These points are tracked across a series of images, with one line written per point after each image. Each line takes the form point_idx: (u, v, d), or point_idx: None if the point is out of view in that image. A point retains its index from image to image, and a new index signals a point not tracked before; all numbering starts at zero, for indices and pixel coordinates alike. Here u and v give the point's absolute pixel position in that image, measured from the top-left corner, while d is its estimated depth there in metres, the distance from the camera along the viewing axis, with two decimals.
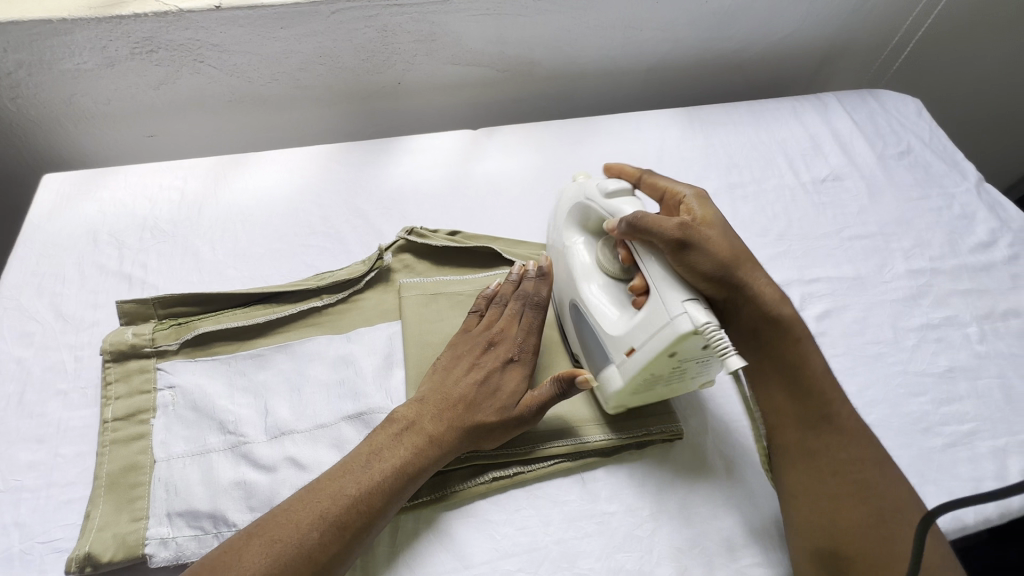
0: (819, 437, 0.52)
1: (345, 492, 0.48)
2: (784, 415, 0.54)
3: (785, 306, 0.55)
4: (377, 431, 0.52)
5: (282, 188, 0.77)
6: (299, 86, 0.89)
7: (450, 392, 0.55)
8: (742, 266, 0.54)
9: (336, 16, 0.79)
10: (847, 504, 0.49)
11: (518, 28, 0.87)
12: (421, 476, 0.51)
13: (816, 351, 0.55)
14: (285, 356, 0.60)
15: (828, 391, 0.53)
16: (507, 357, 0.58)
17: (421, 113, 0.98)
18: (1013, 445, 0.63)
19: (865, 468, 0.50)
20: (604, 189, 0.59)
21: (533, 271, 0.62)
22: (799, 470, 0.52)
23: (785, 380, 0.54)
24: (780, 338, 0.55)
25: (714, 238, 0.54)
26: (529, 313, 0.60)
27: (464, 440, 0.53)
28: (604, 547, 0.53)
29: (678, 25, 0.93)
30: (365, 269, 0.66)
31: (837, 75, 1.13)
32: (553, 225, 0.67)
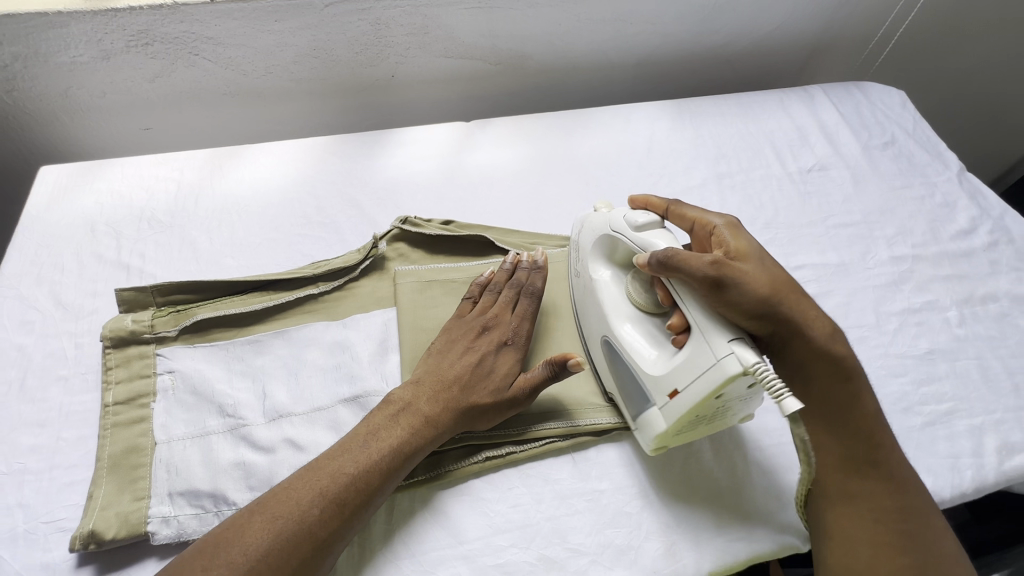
0: (866, 483, 0.51)
1: (344, 470, 0.49)
2: (829, 456, 0.52)
3: (836, 342, 0.53)
4: (375, 414, 0.54)
5: (277, 179, 0.79)
6: (294, 80, 0.90)
7: (445, 374, 0.57)
8: (785, 299, 0.52)
9: (330, 10, 0.80)
10: (889, 554, 0.49)
11: (509, 21, 0.88)
12: (417, 454, 0.52)
13: (867, 390, 0.53)
14: (282, 341, 0.62)
15: (877, 434, 0.52)
16: (501, 341, 0.59)
17: (415, 105, 0.99)
18: (989, 423, 0.65)
19: (907, 515, 0.50)
20: (633, 223, 0.58)
21: (527, 262, 0.64)
22: (842, 517, 0.51)
23: (835, 422, 0.52)
24: (829, 376, 0.52)
25: (753, 271, 0.52)
26: (523, 300, 0.62)
27: (459, 421, 0.55)
28: (593, 523, 0.55)
29: (667, 19, 0.94)
30: (360, 257, 0.68)
31: (824, 68, 1.15)
32: (578, 257, 0.66)
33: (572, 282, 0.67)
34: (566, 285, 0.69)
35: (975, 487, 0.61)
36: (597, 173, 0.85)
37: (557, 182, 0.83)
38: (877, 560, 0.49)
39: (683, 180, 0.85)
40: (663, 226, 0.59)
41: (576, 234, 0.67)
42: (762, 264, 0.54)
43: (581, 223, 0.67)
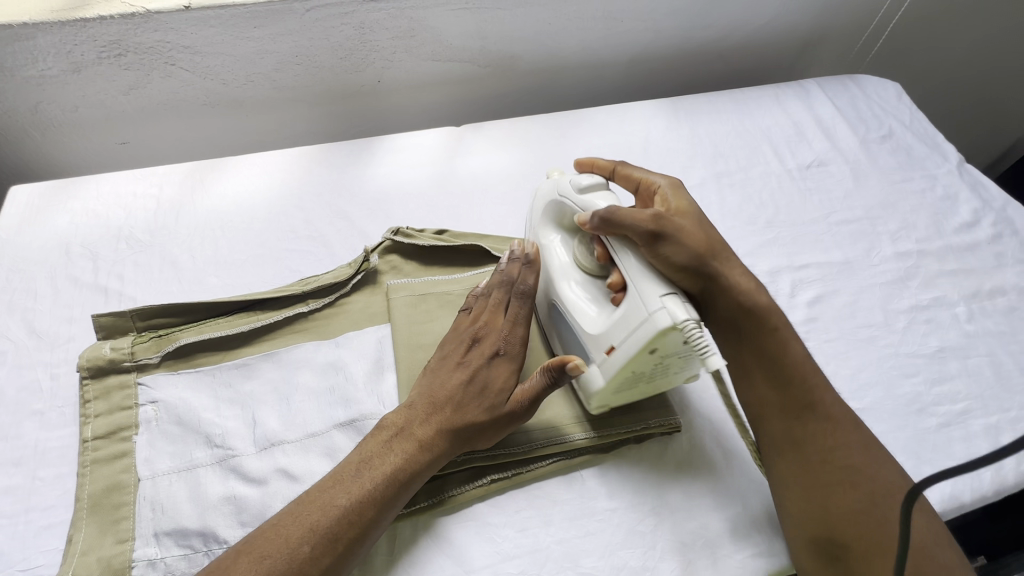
0: (803, 425, 0.52)
1: (336, 502, 0.46)
2: (767, 406, 0.54)
3: (759, 296, 0.55)
4: (368, 439, 0.51)
5: (262, 193, 0.75)
6: (277, 88, 0.87)
7: (438, 392, 0.54)
8: (716, 256, 0.54)
9: (311, 14, 0.77)
10: (839, 491, 0.49)
11: (497, 22, 0.86)
12: (414, 481, 0.49)
13: (794, 336, 0.55)
14: (272, 364, 0.59)
15: (810, 377, 0.53)
16: (492, 353, 0.55)
17: (404, 111, 0.96)
18: (1006, 422, 0.63)
19: (855, 452, 0.50)
20: (577, 184, 0.57)
21: (518, 256, 0.59)
22: (790, 461, 0.51)
23: (767, 371, 0.54)
24: (758, 327, 0.54)
25: (689, 227, 0.53)
26: (515, 302, 0.58)
27: (455, 441, 0.52)
28: (604, 543, 0.53)
29: (659, 16, 0.92)
30: (351, 272, 0.65)
31: (817, 62, 1.13)
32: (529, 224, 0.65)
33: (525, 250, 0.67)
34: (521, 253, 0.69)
35: (996, 489, 0.59)
36: None
37: None
38: (830, 500, 0.49)
39: (680, 181, 0.83)
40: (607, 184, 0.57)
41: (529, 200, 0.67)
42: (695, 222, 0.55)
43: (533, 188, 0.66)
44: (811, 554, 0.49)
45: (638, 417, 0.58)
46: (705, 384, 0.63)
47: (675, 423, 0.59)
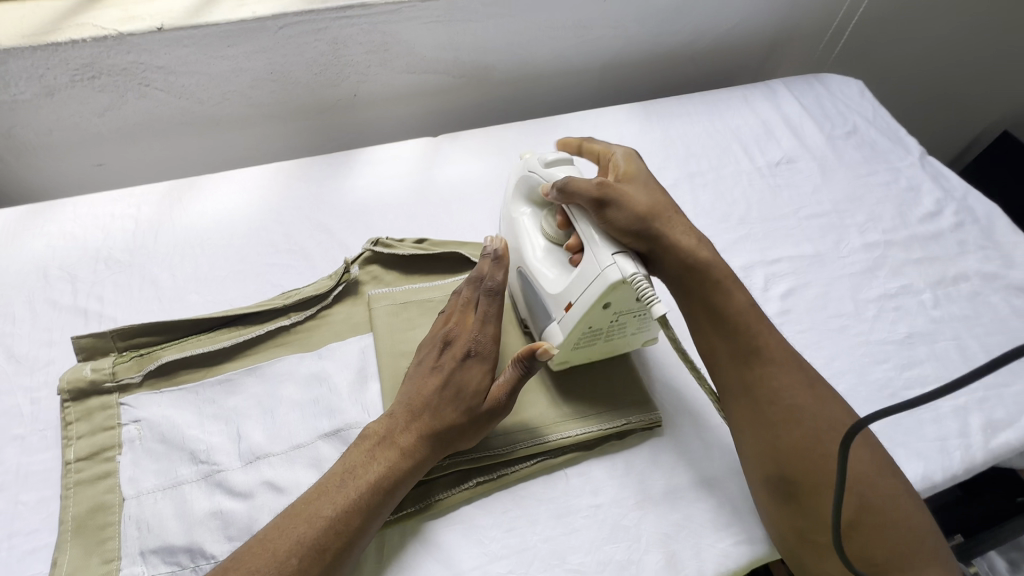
0: (748, 370, 0.54)
1: (321, 513, 0.47)
2: (718, 354, 0.56)
3: (702, 253, 0.58)
4: (351, 451, 0.52)
5: (241, 209, 0.76)
6: (253, 105, 0.87)
7: (415, 396, 0.54)
8: (659, 217, 0.57)
9: (285, 31, 0.78)
10: (786, 426, 0.51)
11: (470, 34, 0.87)
12: (398, 488, 0.50)
13: (739, 287, 0.58)
14: (255, 379, 0.59)
15: (754, 324, 0.56)
16: (464, 354, 0.56)
17: (382, 123, 0.98)
18: (973, 402, 0.66)
19: (799, 394, 0.52)
20: (543, 158, 0.63)
21: (487, 253, 0.59)
22: (744, 403, 0.54)
23: (712, 322, 0.57)
24: (704, 280, 0.57)
25: (631, 192, 0.57)
26: (484, 301, 0.58)
27: (436, 444, 0.52)
28: (589, 540, 0.54)
29: (627, 23, 0.95)
30: (332, 284, 0.66)
31: (784, 62, 1.17)
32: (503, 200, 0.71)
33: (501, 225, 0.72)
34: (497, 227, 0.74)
35: (966, 468, 0.61)
36: None
37: None
38: (779, 436, 0.51)
39: None
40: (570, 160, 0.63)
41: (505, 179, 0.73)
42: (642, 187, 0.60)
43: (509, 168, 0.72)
44: (768, 494, 0.52)
45: (620, 413, 0.59)
46: (684, 379, 0.65)
47: (655, 418, 0.60)
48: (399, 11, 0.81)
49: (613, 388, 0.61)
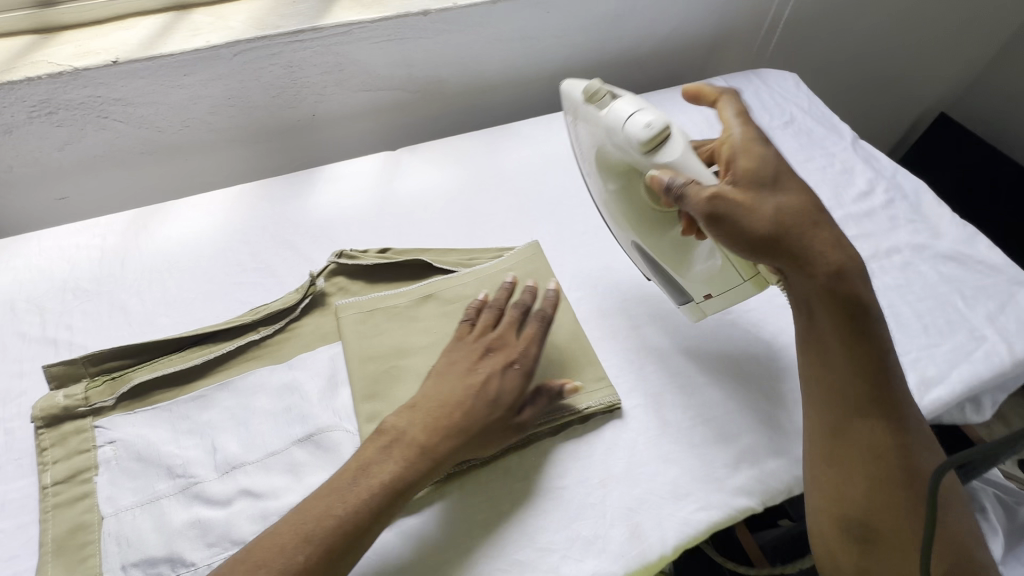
0: (863, 410, 0.54)
1: (332, 512, 0.49)
2: (840, 398, 0.55)
3: (828, 284, 0.54)
4: (367, 446, 0.54)
5: (208, 232, 0.78)
6: (213, 130, 0.89)
7: (444, 399, 0.57)
8: (789, 232, 0.54)
9: (239, 57, 0.81)
10: (886, 482, 0.52)
11: (420, 50, 0.91)
12: (410, 487, 0.52)
13: (880, 335, 0.55)
14: (228, 393, 0.61)
15: (886, 379, 0.54)
16: (507, 363, 0.59)
17: (343, 140, 1.00)
18: (907, 363, 0.71)
19: (904, 447, 0.53)
20: (636, 142, 0.59)
21: (551, 295, 0.65)
22: (839, 444, 0.54)
23: (830, 358, 0.55)
24: (828, 317, 0.55)
25: (752, 203, 0.55)
26: (533, 324, 0.63)
27: (456, 447, 0.55)
28: (555, 519, 0.57)
29: (572, 32, 0.99)
30: (298, 297, 0.68)
31: (726, 59, 1.23)
32: (585, 152, 0.71)
33: (586, 173, 0.74)
34: (579, 162, 0.75)
35: None
36: (526, 183, 0.88)
37: (488, 196, 0.86)
38: (872, 487, 0.52)
39: None
40: (667, 126, 0.59)
41: (579, 126, 0.70)
42: (764, 182, 0.56)
43: (581, 114, 0.68)
44: (838, 534, 0.53)
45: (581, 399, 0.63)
46: (641, 363, 0.69)
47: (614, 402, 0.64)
48: (350, 33, 0.85)
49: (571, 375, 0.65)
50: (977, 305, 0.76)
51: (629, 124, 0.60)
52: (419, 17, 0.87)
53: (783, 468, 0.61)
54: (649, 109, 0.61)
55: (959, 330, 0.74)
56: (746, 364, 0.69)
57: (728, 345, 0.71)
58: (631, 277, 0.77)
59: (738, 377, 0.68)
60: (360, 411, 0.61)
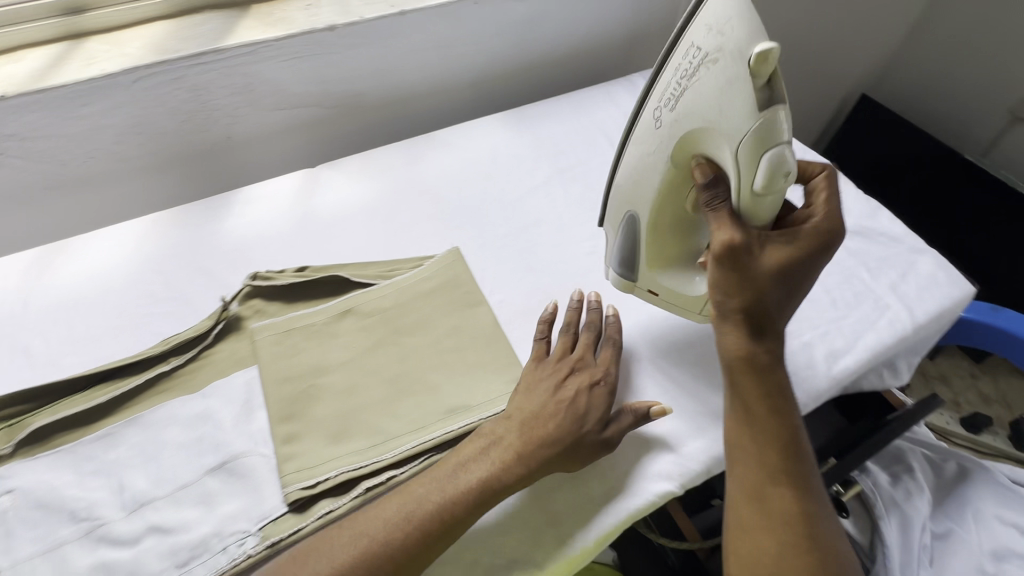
0: (775, 475, 0.52)
1: (431, 498, 0.53)
2: (756, 459, 0.53)
3: (756, 358, 0.54)
4: (466, 445, 0.57)
5: (117, 264, 0.76)
6: (122, 160, 0.87)
7: (537, 409, 0.59)
8: (762, 302, 0.54)
9: (140, 84, 0.80)
10: (794, 549, 0.49)
11: (332, 65, 0.91)
12: (504, 489, 0.55)
13: (788, 405, 0.55)
14: (137, 428, 0.60)
15: (795, 444, 0.54)
16: (591, 382, 0.62)
17: (264, 160, 0.99)
18: (817, 337, 0.73)
19: (811, 518, 0.51)
20: (761, 182, 0.53)
21: (614, 318, 0.70)
22: (752, 502, 0.52)
23: (747, 420, 0.55)
24: (751, 384, 0.55)
25: (750, 263, 0.54)
26: (608, 349, 0.67)
27: (552, 459, 0.56)
28: (573, 505, 0.59)
29: (486, 37, 1.00)
30: (210, 323, 0.67)
31: (647, 55, 1.26)
32: (683, 104, 0.57)
33: (660, 115, 0.61)
34: (662, 93, 0.61)
35: (812, 396, 0.69)
36: (447, 191, 0.88)
37: (410, 206, 0.86)
38: (783, 555, 0.49)
39: (527, 181, 0.91)
40: (786, 186, 0.54)
41: (704, 81, 0.55)
42: (784, 266, 0.54)
43: (724, 75, 0.53)
44: None
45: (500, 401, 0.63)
46: None
47: None
48: (256, 52, 0.84)
49: (488, 376, 0.66)
50: (881, 276, 0.80)
51: (772, 157, 0.52)
52: (326, 32, 0.86)
53: (700, 449, 0.63)
54: (790, 151, 0.53)
55: (865, 301, 0.77)
56: (665, 352, 0.71)
57: (645, 335, 0.73)
58: (552, 276, 0.79)
59: (655, 365, 0.70)
60: (276, 434, 0.60)
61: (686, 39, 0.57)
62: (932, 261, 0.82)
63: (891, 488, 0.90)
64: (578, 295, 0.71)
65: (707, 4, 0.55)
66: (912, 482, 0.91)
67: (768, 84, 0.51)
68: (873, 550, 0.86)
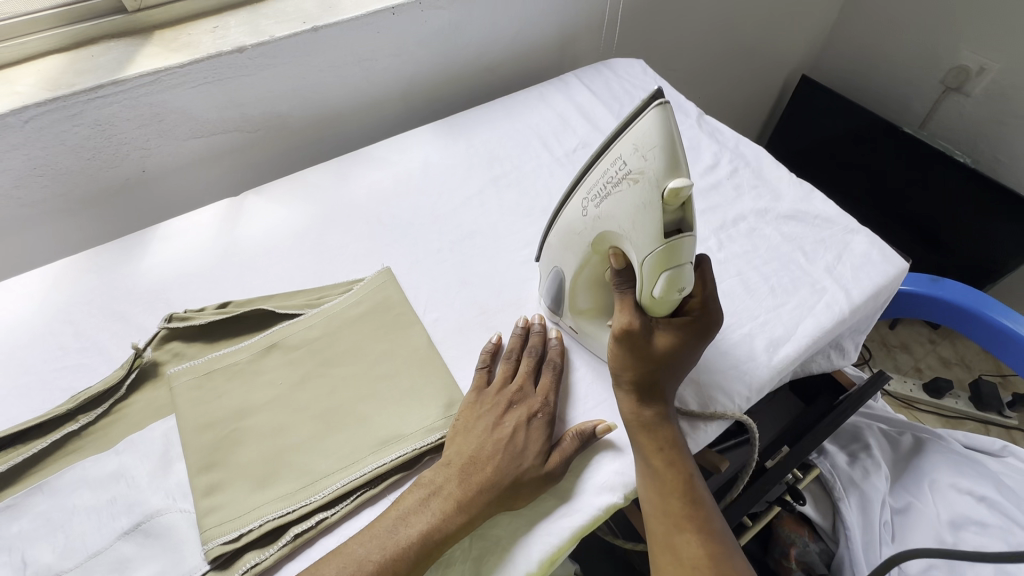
0: (678, 523, 0.56)
1: (371, 557, 0.50)
2: (664, 511, 0.56)
3: (647, 419, 0.59)
4: (405, 496, 0.55)
5: (22, 317, 0.71)
6: (25, 205, 0.82)
7: (475, 452, 0.57)
8: (651, 381, 0.60)
9: (33, 123, 0.75)
10: None
11: (245, 88, 0.87)
12: (445, 540, 0.52)
13: (684, 457, 0.59)
14: (42, 496, 0.56)
15: (694, 491, 0.57)
16: (530, 414, 0.60)
17: (186, 189, 0.95)
18: (756, 328, 0.73)
19: (719, 562, 0.54)
20: (657, 292, 0.57)
21: (555, 341, 0.68)
22: (664, 553, 0.55)
23: (649, 475, 0.58)
24: (648, 442, 0.58)
25: (642, 348, 0.59)
26: (549, 373, 0.65)
27: (491, 502, 0.54)
28: (524, 535, 0.56)
29: (409, 47, 0.97)
30: (122, 372, 0.63)
31: (581, 54, 1.25)
32: (605, 210, 0.58)
33: (585, 207, 0.61)
34: (589, 188, 0.60)
35: (755, 387, 0.68)
36: (378, 209, 0.86)
37: (338, 229, 0.83)
38: None
39: (460, 192, 0.89)
40: (681, 297, 0.58)
41: (624, 198, 0.55)
42: (672, 351, 0.60)
43: (639, 200, 0.54)
44: None
45: (434, 427, 0.61)
46: None
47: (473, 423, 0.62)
48: (159, 81, 0.80)
49: (421, 402, 0.63)
50: (817, 259, 0.80)
51: (669, 275, 0.55)
52: (235, 54, 0.83)
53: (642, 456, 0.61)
54: (690, 270, 0.57)
55: (802, 286, 0.77)
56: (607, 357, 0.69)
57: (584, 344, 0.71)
58: (488, 289, 0.77)
59: (598, 372, 0.68)
60: (195, 486, 0.56)
61: (616, 148, 0.56)
62: (865, 240, 0.83)
63: (848, 468, 0.92)
64: (517, 325, 0.69)
65: (638, 123, 0.53)
66: (869, 460, 0.93)
67: (679, 209, 0.54)
68: (836, 533, 0.89)
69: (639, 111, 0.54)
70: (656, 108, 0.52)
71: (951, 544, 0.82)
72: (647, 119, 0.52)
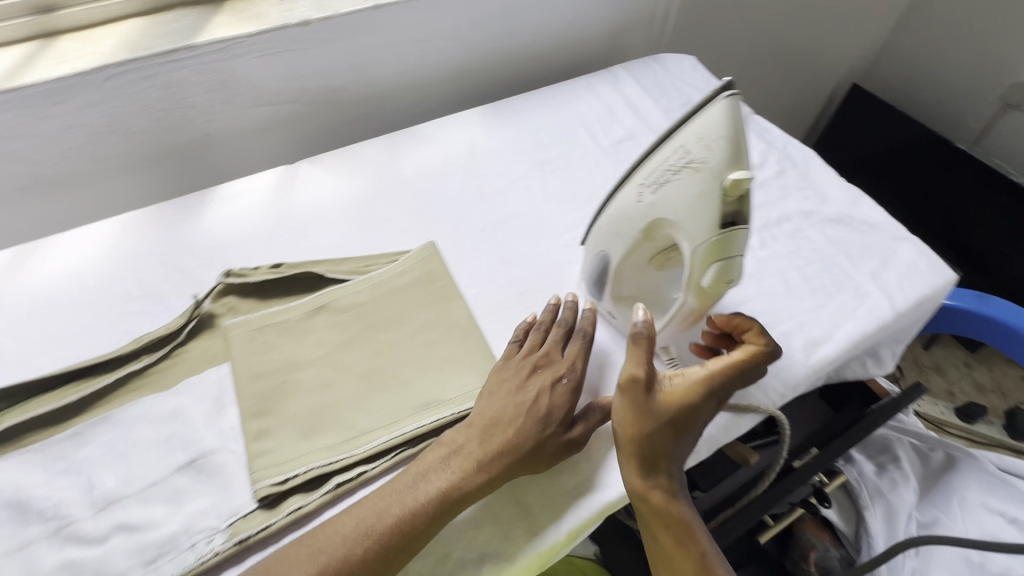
0: None
1: (390, 511, 0.53)
2: None
3: (656, 497, 0.54)
4: (428, 453, 0.57)
5: (91, 263, 0.76)
6: (95, 159, 0.86)
7: (497, 414, 0.58)
8: (657, 452, 0.55)
9: (111, 82, 0.79)
10: None
11: (306, 60, 0.90)
12: (462, 499, 0.54)
13: (695, 531, 0.55)
14: (106, 427, 0.59)
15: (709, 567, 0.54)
16: (554, 381, 0.61)
17: (242, 155, 0.98)
18: (795, 327, 0.73)
19: None
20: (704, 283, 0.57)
21: (588, 313, 0.68)
22: None
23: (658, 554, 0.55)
24: (655, 520, 0.54)
25: (646, 415, 0.55)
26: (576, 343, 0.66)
27: (512, 463, 0.56)
28: (552, 505, 0.58)
29: (464, 30, 0.99)
30: (182, 320, 0.67)
31: (631, 47, 1.25)
32: (659, 200, 0.59)
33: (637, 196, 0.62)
34: (643, 177, 0.61)
35: (790, 386, 0.68)
36: (425, 186, 0.88)
37: (386, 202, 0.85)
38: None
39: (505, 175, 0.90)
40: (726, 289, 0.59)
41: (680, 188, 0.56)
42: (681, 414, 0.56)
43: (697, 191, 0.55)
44: None
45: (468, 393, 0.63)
46: None
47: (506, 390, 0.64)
48: (229, 48, 0.83)
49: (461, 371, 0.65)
50: (862, 264, 0.80)
51: (719, 267, 0.56)
52: (301, 27, 0.86)
53: None
54: (739, 262, 0.57)
55: (844, 290, 0.77)
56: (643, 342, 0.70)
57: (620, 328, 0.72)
58: (529, 269, 0.78)
59: None
60: (246, 431, 0.60)
61: (677, 138, 0.57)
62: (913, 248, 0.82)
63: (876, 478, 0.91)
64: (551, 299, 0.70)
65: (703, 113, 0.55)
66: (897, 472, 0.92)
67: (737, 202, 0.55)
68: (859, 541, 0.89)
69: (706, 101, 0.55)
70: (726, 99, 0.53)
71: (977, 563, 0.82)
72: (715, 109, 0.54)
